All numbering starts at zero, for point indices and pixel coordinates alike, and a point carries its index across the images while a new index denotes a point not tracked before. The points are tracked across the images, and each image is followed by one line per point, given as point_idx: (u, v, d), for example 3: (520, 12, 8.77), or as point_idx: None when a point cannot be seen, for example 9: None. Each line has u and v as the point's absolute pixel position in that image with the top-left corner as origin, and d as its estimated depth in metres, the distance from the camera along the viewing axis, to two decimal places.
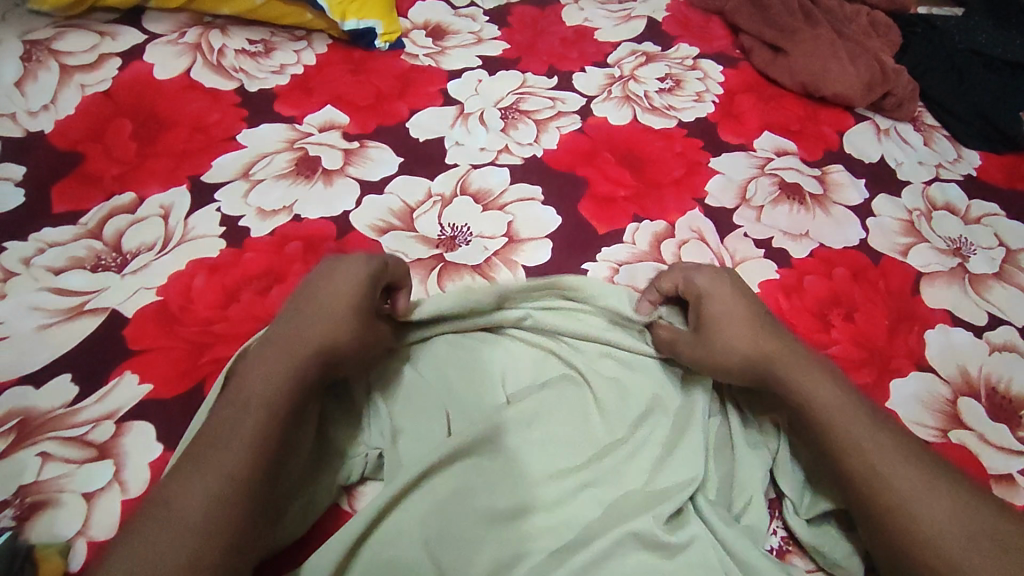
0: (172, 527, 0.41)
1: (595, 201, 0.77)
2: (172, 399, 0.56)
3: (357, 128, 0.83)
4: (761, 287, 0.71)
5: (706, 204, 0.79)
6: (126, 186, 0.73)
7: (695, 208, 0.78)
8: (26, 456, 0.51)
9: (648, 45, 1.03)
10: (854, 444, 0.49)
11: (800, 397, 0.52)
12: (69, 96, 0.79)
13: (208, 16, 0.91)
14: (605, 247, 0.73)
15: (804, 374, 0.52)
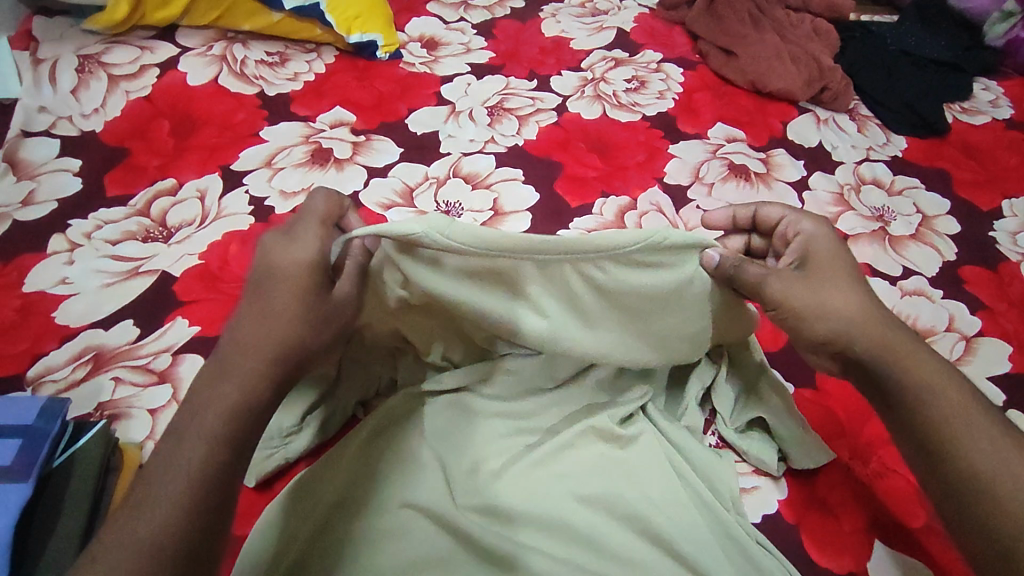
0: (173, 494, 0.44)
1: (568, 181, 0.90)
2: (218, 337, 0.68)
3: (363, 125, 0.96)
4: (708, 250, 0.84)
5: (664, 182, 0.92)
6: (168, 174, 0.86)
7: (655, 186, 0.91)
8: (102, 380, 0.64)
9: (617, 52, 1.17)
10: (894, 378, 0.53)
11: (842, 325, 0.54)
12: (115, 100, 0.92)
13: (230, 32, 1.05)
14: (577, 217, 0.86)
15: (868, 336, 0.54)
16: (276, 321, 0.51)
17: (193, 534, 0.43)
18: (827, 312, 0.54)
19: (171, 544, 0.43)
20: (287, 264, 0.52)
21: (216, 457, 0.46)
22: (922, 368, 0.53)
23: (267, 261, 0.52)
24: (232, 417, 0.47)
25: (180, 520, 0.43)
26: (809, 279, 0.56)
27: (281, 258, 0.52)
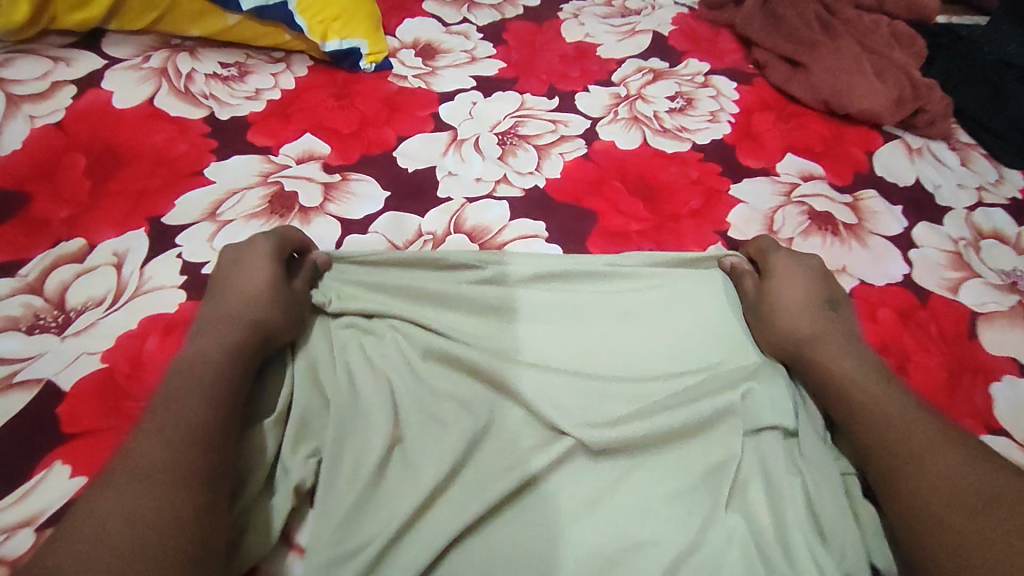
0: (183, 427, 0.45)
1: (607, 239, 0.70)
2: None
3: (339, 160, 0.75)
4: None
5: (729, 238, 0.72)
6: (76, 231, 0.65)
7: (717, 243, 0.71)
8: None
9: (654, 61, 0.96)
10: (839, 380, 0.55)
11: (795, 319, 0.59)
12: (15, 129, 0.71)
13: (175, 38, 0.83)
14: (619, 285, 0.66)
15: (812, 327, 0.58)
16: (244, 301, 0.56)
17: (198, 460, 0.44)
18: (796, 299, 0.61)
19: (182, 468, 0.43)
20: (254, 261, 0.59)
21: (221, 394, 0.48)
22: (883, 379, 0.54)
23: (229, 270, 0.59)
24: (225, 362, 0.50)
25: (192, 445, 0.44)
26: (774, 282, 0.63)
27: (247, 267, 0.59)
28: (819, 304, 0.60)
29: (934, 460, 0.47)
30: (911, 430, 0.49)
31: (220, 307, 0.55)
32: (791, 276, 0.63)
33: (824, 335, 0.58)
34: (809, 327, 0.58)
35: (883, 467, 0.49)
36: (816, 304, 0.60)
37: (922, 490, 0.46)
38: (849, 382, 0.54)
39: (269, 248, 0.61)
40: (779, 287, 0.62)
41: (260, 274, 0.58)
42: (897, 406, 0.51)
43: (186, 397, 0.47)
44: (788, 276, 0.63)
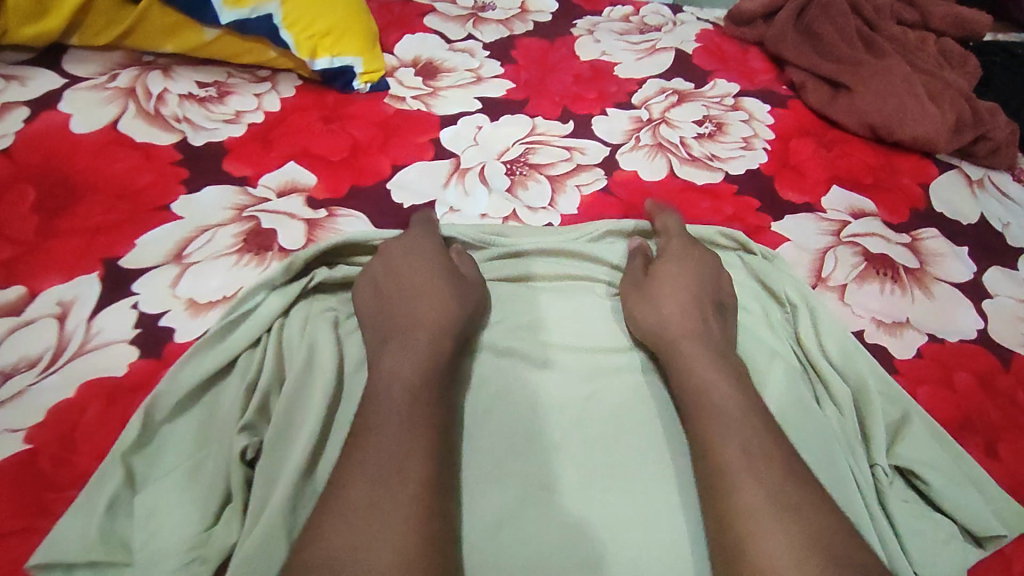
0: (392, 455, 0.42)
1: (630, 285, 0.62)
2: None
3: (326, 191, 0.66)
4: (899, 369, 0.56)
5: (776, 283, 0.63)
6: (16, 276, 0.56)
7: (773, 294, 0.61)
8: None
9: (678, 81, 0.88)
10: (698, 391, 0.48)
11: (654, 313, 0.54)
12: None
13: (147, 55, 0.75)
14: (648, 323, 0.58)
15: (669, 327, 0.53)
16: (427, 302, 0.52)
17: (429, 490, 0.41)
18: (664, 293, 0.55)
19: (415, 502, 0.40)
20: (411, 262, 0.55)
21: (429, 413, 0.45)
22: (730, 399, 0.47)
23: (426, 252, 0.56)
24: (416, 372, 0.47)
25: (414, 473, 0.41)
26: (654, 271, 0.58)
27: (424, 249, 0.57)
28: (695, 300, 0.54)
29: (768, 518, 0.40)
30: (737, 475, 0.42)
31: (411, 312, 0.51)
32: (672, 266, 0.57)
33: (684, 340, 0.52)
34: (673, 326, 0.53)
35: (703, 445, 0.45)
36: (697, 303, 0.54)
37: (724, 468, 0.43)
38: (700, 389, 0.48)
39: (416, 243, 0.57)
40: (657, 276, 0.57)
41: (419, 282, 0.53)
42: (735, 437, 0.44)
43: (392, 427, 0.43)
44: (665, 269, 0.57)
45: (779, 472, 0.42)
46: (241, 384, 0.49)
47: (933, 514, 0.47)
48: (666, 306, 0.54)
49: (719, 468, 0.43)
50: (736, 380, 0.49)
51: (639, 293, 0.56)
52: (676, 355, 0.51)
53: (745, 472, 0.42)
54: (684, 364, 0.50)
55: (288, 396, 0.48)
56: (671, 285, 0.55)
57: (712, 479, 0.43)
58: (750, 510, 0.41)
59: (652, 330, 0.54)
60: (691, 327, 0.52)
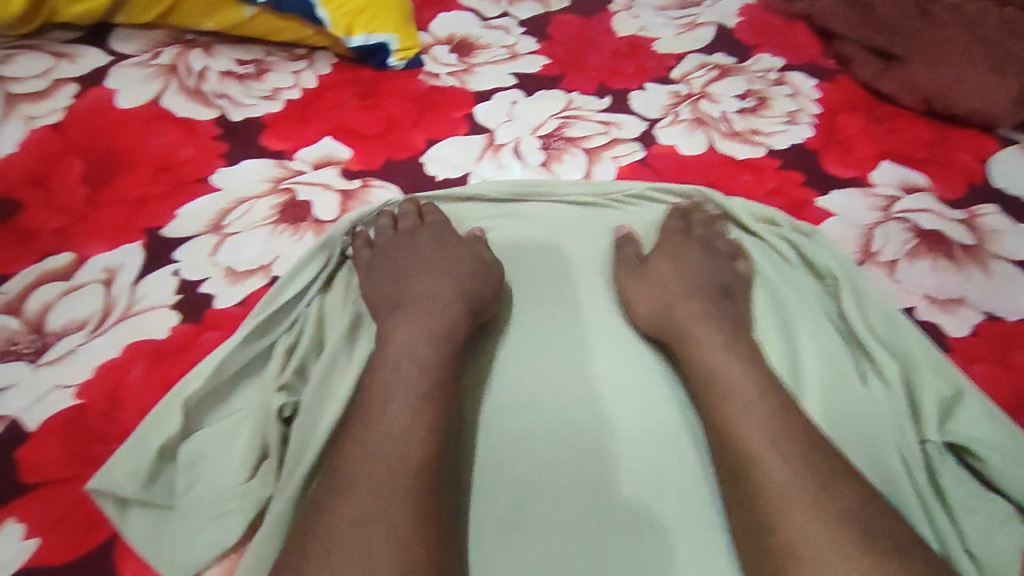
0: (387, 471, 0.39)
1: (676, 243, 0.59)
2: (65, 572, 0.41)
3: (361, 164, 0.67)
4: (952, 348, 0.53)
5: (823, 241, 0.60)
6: (65, 244, 0.58)
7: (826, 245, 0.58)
8: None
9: (719, 56, 0.85)
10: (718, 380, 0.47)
11: (670, 321, 0.52)
12: (12, 131, 0.65)
13: (189, 34, 0.77)
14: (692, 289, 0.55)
15: (688, 326, 0.51)
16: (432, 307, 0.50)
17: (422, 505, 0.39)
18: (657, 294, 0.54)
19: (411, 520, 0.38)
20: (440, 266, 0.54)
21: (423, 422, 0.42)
22: (749, 386, 0.46)
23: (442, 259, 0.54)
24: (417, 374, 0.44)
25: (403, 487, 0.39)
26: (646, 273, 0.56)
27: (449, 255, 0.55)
28: (712, 307, 0.52)
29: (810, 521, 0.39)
30: (779, 477, 0.41)
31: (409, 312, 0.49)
32: (667, 275, 0.55)
33: (701, 339, 0.50)
34: (689, 330, 0.50)
35: (721, 418, 0.45)
36: (691, 304, 0.53)
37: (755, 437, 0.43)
38: (715, 379, 0.47)
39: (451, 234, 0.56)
40: (651, 275, 0.55)
41: (455, 295, 0.51)
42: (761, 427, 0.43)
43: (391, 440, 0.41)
44: (664, 274, 0.55)
45: (805, 445, 0.42)
46: (280, 349, 0.50)
47: (987, 494, 0.44)
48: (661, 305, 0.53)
49: (742, 449, 0.43)
50: (753, 359, 0.48)
51: (643, 285, 0.55)
52: (687, 336, 0.50)
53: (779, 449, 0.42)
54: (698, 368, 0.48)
55: (327, 360, 0.48)
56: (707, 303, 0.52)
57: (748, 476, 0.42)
58: (782, 484, 0.41)
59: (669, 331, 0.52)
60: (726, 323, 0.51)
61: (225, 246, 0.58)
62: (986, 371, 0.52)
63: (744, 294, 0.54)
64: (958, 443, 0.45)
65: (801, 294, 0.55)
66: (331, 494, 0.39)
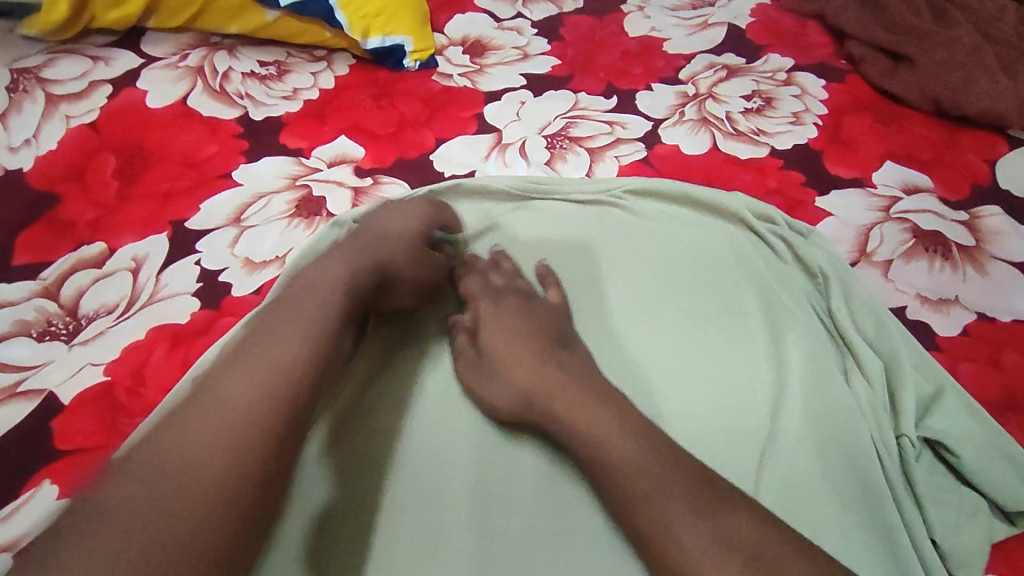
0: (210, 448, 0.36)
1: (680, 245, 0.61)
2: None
3: (373, 161, 0.70)
4: (942, 348, 0.54)
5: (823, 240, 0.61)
6: (98, 234, 0.62)
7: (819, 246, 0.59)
8: None
9: (728, 56, 0.86)
10: (598, 454, 0.43)
11: (535, 400, 0.47)
12: (51, 130, 0.69)
13: (216, 37, 0.81)
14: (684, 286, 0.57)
15: (556, 397, 0.46)
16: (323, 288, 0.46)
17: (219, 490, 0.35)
18: (518, 372, 0.49)
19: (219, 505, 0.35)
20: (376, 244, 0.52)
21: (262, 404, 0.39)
22: (626, 447, 0.42)
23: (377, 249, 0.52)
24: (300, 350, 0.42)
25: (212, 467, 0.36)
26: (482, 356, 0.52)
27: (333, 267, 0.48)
28: (531, 350, 0.50)
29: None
30: (688, 541, 0.38)
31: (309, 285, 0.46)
32: (495, 342, 0.52)
33: (565, 406, 0.46)
34: (552, 404, 0.46)
35: (619, 495, 0.41)
36: (550, 370, 0.48)
37: (634, 501, 0.40)
38: (595, 450, 0.43)
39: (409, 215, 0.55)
40: (488, 354, 0.51)
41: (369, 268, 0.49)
42: (647, 492, 0.40)
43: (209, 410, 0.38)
44: (495, 347, 0.51)
45: (699, 494, 0.40)
46: None
47: (961, 487, 0.46)
48: (519, 392, 0.48)
49: (636, 528, 0.40)
50: (617, 408, 0.45)
51: (485, 369, 0.51)
52: (551, 415, 0.46)
53: (659, 498, 0.40)
54: (580, 446, 0.44)
55: None
56: (535, 351, 0.50)
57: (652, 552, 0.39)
58: (690, 548, 0.38)
59: (535, 410, 0.47)
60: (577, 378, 0.47)
61: (243, 238, 0.62)
62: (975, 371, 0.53)
63: (574, 338, 0.52)
64: (937, 438, 0.47)
65: (793, 292, 0.56)
66: (144, 442, 0.36)
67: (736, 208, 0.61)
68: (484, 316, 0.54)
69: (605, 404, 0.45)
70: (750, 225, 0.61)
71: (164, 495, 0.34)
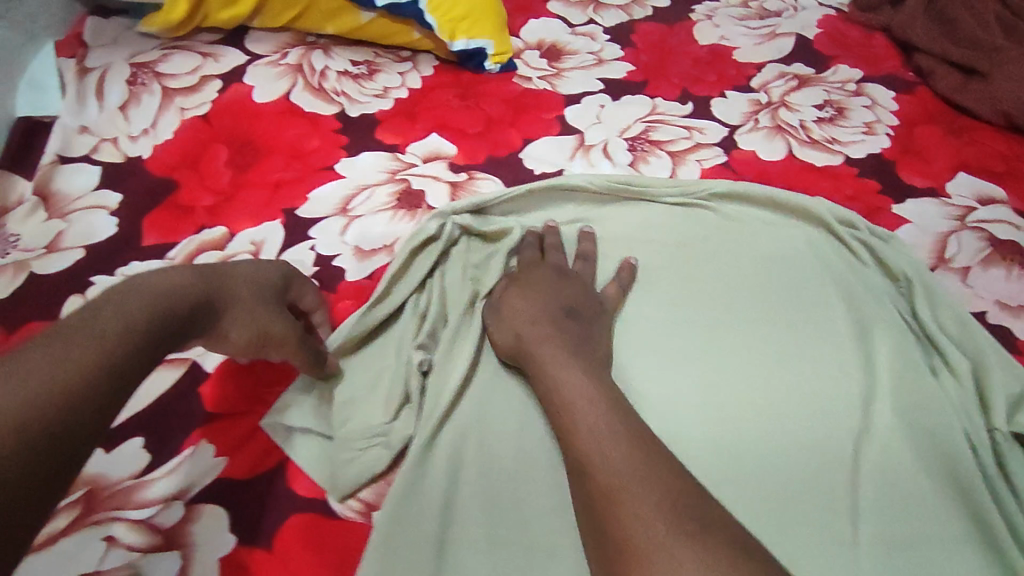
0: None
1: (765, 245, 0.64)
2: (251, 484, 0.48)
3: (465, 158, 0.74)
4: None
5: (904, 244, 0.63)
6: (217, 219, 0.67)
7: (904, 251, 0.62)
8: (94, 537, 0.46)
9: (798, 66, 0.89)
10: (566, 408, 0.46)
11: (540, 359, 0.51)
12: (168, 120, 0.75)
13: (312, 36, 0.85)
14: (772, 284, 0.61)
15: (551, 356, 0.50)
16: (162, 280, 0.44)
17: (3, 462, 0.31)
18: (523, 324, 0.53)
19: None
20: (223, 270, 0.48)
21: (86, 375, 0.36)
22: (585, 402, 0.46)
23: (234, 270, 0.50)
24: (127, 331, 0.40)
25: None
26: (507, 308, 0.56)
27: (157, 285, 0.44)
28: (546, 314, 0.54)
29: (635, 513, 0.39)
30: (620, 479, 0.41)
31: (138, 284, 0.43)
32: (511, 302, 0.56)
33: (548, 361, 0.50)
34: (550, 367, 0.50)
35: (575, 454, 0.44)
36: (553, 331, 0.52)
37: (610, 485, 0.41)
38: (565, 404, 0.47)
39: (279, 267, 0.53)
40: (508, 311, 0.55)
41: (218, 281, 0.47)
42: (609, 440, 0.43)
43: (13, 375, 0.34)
44: (516, 305, 0.55)
45: (619, 445, 0.43)
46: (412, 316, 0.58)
47: None
48: (517, 342, 0.53)
49: (587, 473, 0.43)
50: (591, 372, 0.49)
51: (502, 325, 0.55)
52: (537, 363, 0.51)
53: (605, 450, 0.43)
54: (557, 399, 0.48)
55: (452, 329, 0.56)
56: (546, 312, 0.54)
57: (591, 490, 0.42)
58: (620, 483, 0.41)
59: (530, 364, 0.51)
60: (580, 350, 0.51)
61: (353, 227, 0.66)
62: None
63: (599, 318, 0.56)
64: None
65: (878, 294, 0.59)
66: None
67: (820, 213, 0.64)
68: (518, 281, 0.58)
69: (599, 375, 0.49)
70: (833, 230, 0.63)
71: (41, 384, 0.34)
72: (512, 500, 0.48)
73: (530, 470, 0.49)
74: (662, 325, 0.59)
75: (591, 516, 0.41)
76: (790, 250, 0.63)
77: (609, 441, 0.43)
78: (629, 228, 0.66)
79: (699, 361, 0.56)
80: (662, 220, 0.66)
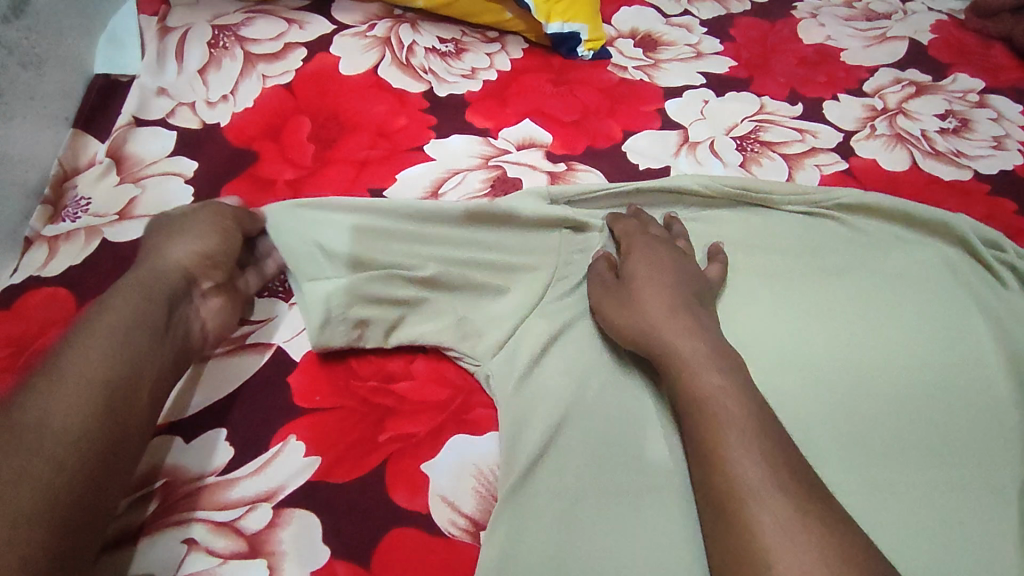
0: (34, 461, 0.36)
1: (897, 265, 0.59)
2: (354, 488, 0.45)
3: (562, 148, 0.69)
4: None
5: None
6: (301, 195, 0.63)
7: None
8: (174, 539, 0.42)
9: (913, 72, 0.82)
10: (694, 399, 0.44)
11: (663, 340, 0.48)
12: (249, 87, 0.71)
13: (398, 9, 0.81)
14: (908, 308, 0.56)
15: (682, 342, 0.47)
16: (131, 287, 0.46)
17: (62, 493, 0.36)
18: (650, 304, 0.50)
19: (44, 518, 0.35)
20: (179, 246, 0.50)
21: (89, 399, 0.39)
22: (718, 394, 0.43)
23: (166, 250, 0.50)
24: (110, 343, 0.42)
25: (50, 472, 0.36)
26: (627, 285, 0.52)
27: (113, 305, 0.45)
28: (668, 294, 0.51)
29: (774, 523, 0.37)
30: (751, 481, 0.39)
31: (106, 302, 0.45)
32: (635, 275, 0.52)
33: (679, 346, 0.47)
34: (674, 348, 0.47)
35: (707, 446, 0.42)
36: (682, 314, 0.49)
37: (737, 484, 0.39)
38: (698, 394, 0.44)
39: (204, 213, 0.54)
40: (629, 290, 0.52)
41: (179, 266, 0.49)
42: (736, 437, 0.41)
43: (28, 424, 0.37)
44: (640, 283, 0.52)
45: (754, 446, 0.41)
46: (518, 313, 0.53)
47: None
48: (641, 322, 0.49)
49: (720, 468, 0.40)
50: (725, 362, 0.46)
51: (624, 302, 0.51)
52: (669, 351, 0.47)
53: (738, 446, 0.41)
54: (683, 384, 0.45)
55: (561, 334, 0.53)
56: (669, 293, 0.51)
57: (719, 488, 0.40)
58: (752, 487, 0.39)
59: (653, 348, 0.48)
60: (702, 334, 0.48)
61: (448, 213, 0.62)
62: None
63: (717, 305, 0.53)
64: None
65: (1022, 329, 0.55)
66: None
67: (962, 232, 0.59)
68: (636, 254, 0.54)
69: (730, 365, 0.46)
70: (974, 254, 0.59)
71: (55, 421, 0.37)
72: (639, 525, 0.44)
73: (658, 492, 0.45)
74: (787, 344, 0.54)
75: (716, 515, 0.40)
76: (924, 272, 0.58)
77: (735, 436, 0.41)
78: (747, 234, 0.61)
79: (833, 385, 0.52)
80: (784, 229, 0.61)
